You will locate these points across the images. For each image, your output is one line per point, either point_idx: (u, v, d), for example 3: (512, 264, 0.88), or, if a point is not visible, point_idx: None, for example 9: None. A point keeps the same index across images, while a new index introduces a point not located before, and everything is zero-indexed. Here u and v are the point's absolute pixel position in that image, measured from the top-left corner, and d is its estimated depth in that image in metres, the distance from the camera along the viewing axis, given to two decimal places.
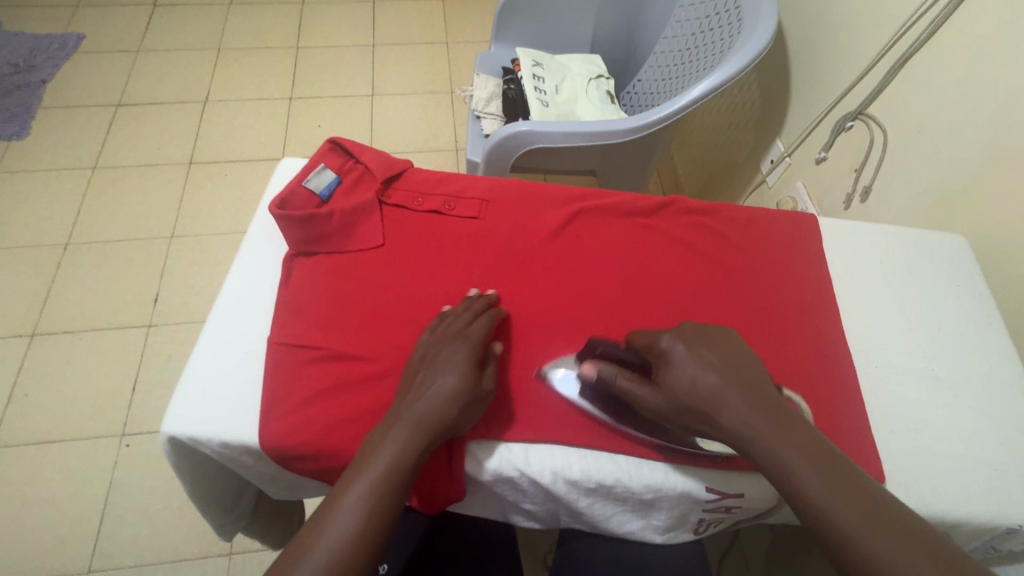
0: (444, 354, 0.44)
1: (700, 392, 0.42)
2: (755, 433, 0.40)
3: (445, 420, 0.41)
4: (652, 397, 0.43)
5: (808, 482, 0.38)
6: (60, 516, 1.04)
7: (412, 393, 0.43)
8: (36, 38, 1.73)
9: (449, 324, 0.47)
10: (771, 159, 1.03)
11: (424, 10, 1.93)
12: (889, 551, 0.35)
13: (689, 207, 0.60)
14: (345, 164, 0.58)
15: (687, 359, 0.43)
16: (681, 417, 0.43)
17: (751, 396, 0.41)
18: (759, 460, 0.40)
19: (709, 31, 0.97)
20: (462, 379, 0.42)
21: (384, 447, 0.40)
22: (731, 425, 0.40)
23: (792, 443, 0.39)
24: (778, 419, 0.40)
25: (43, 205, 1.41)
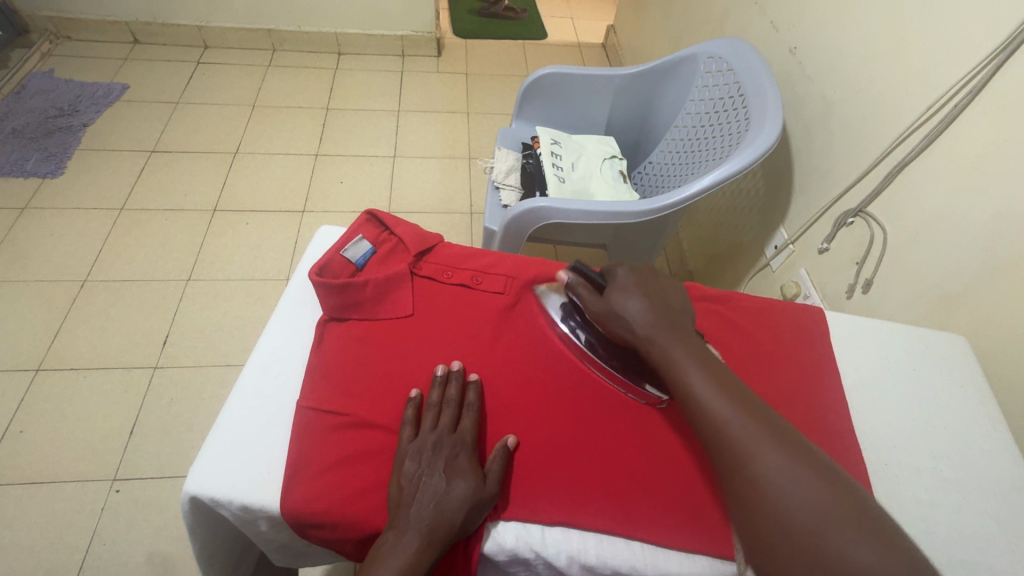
0: (442, 452, 0.46)
1: (627, 305, 0.52)
2: (659, 337, 0.50)
3: (453, 518, 0.42)
4: (594, 305, 0.53)
5: (687, 369, 0.47)
6: (36, 565, 1.00)
7: (413, 493, 0.43)
8: (84, 85, 1.84)
9: (436, 425, 0.47)
10: (775, 245, 1.08)
11: (449, 82, 2.07)
12: (743, 427, 0.44)
13: (701, 295, 0.64)
14: (380, 236, 0.61)
15: (628, 280, 0.54)
16: (609, 324, 0.52)
17: (666, 316, 0.51)
18: (656, 358, 0.49)
19: (717, 124, 1.05)
20: (469, 480, 0.44)
21: (400, 551, 0.40)
22: (644, 330, 0.50)
23: (687, 349, 0.49)
24: (682, 335, 0.50)
25: (67, 242, 1.46)
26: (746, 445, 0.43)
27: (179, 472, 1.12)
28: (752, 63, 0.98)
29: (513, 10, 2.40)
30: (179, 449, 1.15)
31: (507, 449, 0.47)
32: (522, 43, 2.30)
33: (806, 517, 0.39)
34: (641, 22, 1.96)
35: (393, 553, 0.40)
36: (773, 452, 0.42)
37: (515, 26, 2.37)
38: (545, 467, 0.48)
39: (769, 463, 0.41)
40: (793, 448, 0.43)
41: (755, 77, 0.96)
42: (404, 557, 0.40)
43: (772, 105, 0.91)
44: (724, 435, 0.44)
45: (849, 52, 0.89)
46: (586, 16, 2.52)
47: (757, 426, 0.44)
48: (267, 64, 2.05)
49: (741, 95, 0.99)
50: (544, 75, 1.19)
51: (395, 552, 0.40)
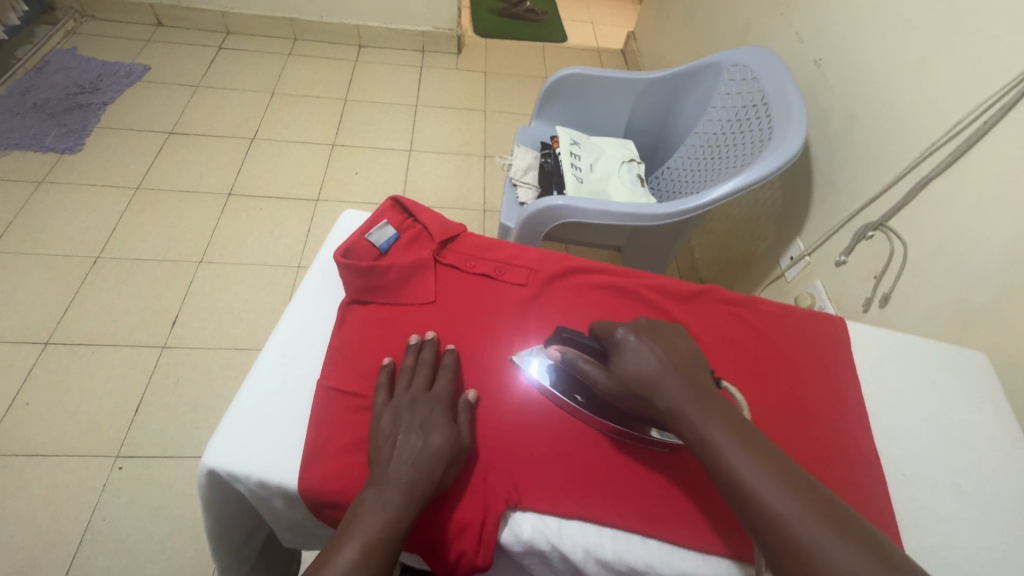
0: (418, 412, 0.45)
1: (642, 375, 0.46)
2: (686, 409, 0.44)
3: (431, 476, 0.42)
4: (603, 381, 0.47)
5: (724, 444, 0.42)
6: (36, 536, 1.01)
7: (392, 454, 0.43)
8: (106, 64, 1.85)
9: (411, 385, 0.48)
10: (791, 255, 1.08)
11: (467, 79, 2.07)
12: (786, 504, 0.39)
13: (724, 298, 0.63)
14: (404, 222, 0.61)
15: (637, 343, 0.47)
16: (626, 400, 0.46)
17: (687, 379, 0.45)
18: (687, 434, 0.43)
19: (739, 132, 1.04)
20: (446, 435, 0.44)
21: (378, 504, 0.40)
22: (667, 404, 0.44)
23: (718, 420, 0.43)
24: (707, 400, 0.44)
25: (82, 218, 1.46)
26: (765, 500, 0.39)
27: (183, 452, 1.12)
28: (778, 73, 0.98)
29: (533, 12, 2.40)
30: (183, 429, 1.15)
31: (469, 404, 0.48)
32: (541, 44, 2.30)
33: None
34: (662, 29, 1.96)
35: (372, 511, 0.40)
36: (802, 512, 0.38)
37: (535, 28, 2.38)
38: (561, 457, 0.48)
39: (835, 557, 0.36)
40: (816, 499, 0.39)
41: (781, 87, 0.96)
42: (383, 513, 0.40)
43: (797, 116, 0.91)
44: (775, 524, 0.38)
45: (874, 66, 0.89)
46: (606, 22, 2.53)
47: (767, 470, 0.41)
48: (288, 52, 2.06)
49: (765, 104, 0.99)
50: (566, 76, 1.20)
51: (374, 510, 0.40)
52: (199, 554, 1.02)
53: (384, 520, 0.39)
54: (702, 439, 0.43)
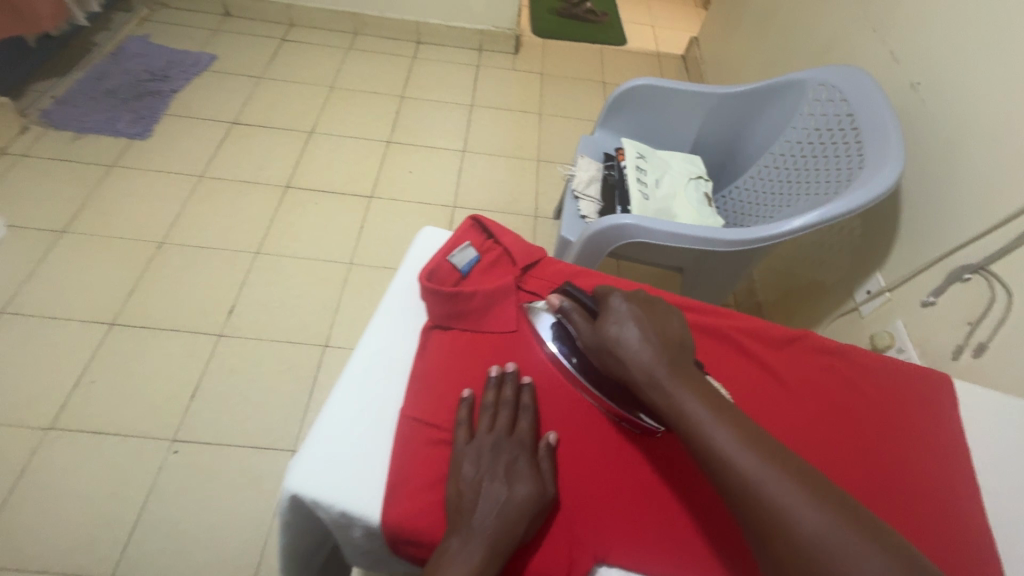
0: (504, 456, 0.44)
1: (622, 341, 0.46)
2: (662, 380, 0.44)
3: (516, 529, 0.41)
4: (587, 338, 0.49)
5: (698, 415, 0.42)
6: (95, 513, 1.04)
7: (476, 501, 0.42)
8: (175, 53, 1.90)
9: (495, 427, 0.46)
10: (868, 289, 1.02)
11: (523, 81, 2.05)
12: (759, 477, 0.39)
13: (819, 345, 0.60)
14: (485, 244, 0.60)
15: (622, 310, 0.48)
16: (604, 360, 0.48)
17: (668, 351, 0.46)
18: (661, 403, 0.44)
19: (822, 156, 0.99)
20: (531, 486, 0.43)
21: (462, 557, 0.39)
22: (643, 372, 0.45)
23: (694, 393, 0.44)
24: (684, 373, 0.45)
25: (149, 203, 1.51)
26: (736, 462, 0.40)
27: (233, 442, 1.15)
28: (872, 96, 0.92)
29: (593, 13, 2.36)
30: (235, 419, 1.18)
31: (551, 446, 0.46)
32: (600, 47, 2.26)
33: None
34: (730, 37, 1.89)
35: (457, 564, 0.38)
36: (773, 476, 0.39)
37: (594, 30, 2.33)
38: (647, 507, 0.46)
39: (804, 522, 0.37)
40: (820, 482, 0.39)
41: (875, 112, 0.90)
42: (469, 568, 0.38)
43: (894, 145, 0.85)
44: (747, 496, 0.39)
45: (983, 96, 0.82)
46: (667, 26, 2.46)
47: (761, 457, 0.40)
48: (347, 46, 2.08)
49: (855, 129, 0.93)
50: (636, 87, 1.16)
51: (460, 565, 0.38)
52: (245, 544, 1.04)
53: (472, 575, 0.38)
54: (674, 409, 0.43)
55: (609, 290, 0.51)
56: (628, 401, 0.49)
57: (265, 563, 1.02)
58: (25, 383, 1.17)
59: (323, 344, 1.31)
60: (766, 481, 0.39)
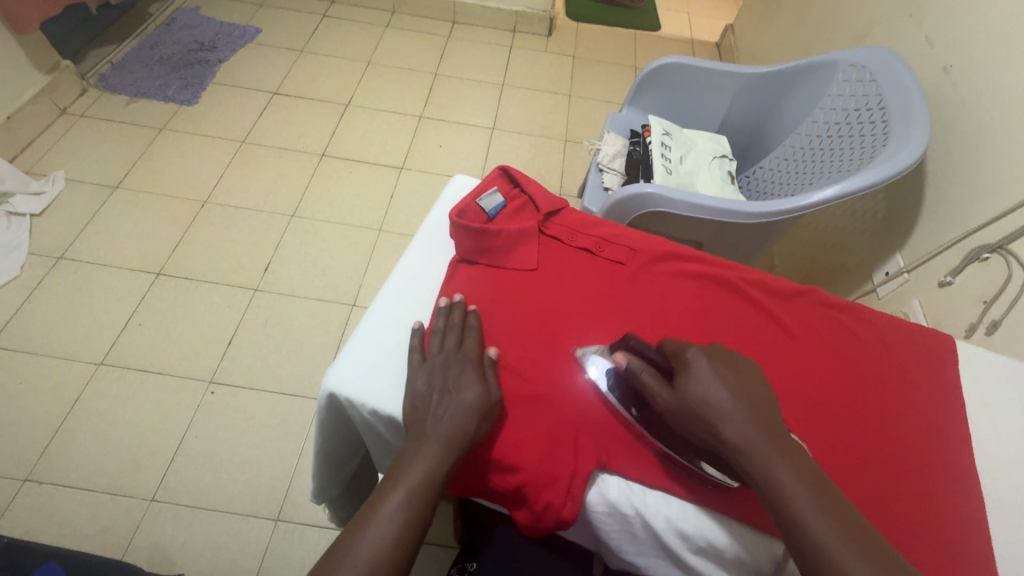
0: (451, 371, 0.49)
1: (711, 403, 0.45)
2: (755, 447, 0.43)
3: (467, 431, 0.45)
4: (665, 399, 0.46)
5: (791, 490, 0.41)
6: (139, 443, 1.13)
7: (431, 412, 0.47)
8: (223, 25, 1.99)
9: (444, 346, 0.51)
10: (886, 271, 1.03)
11: (555, 63, 2.07)
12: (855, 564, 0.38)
13: (825, 301, 0.63)
14: (511, 192, 0.64)
15: (705, 368, 0.47)
16: (684, 423, 0.46)
17: (758, 416, 0.44)
18: (752, 472, 0.43)
19: (847, 136, 1.00)
20: (477, 391, 0.47)
21: (422, 455, 0.44)
22: (734, 437, 0.44)
23: (788, 463, 0.42)
24: (775, 440, 0.43)
25: (194, 165, 1.60)
26: (784, 489, 0.41)
27: (265, 387, 1.22)
28: (902, 77, 0.92)
29: None
30: (268, 366, 1.25)
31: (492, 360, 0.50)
32: (634, 32, 2.26)
33: None
34: (767, 24, 1.88)
35: (417, 463, 0.44)
36: (866, 562, 0.38)
37: (629, 15, 2.34)
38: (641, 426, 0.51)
39: None
40: None
41: (903, 93, 0.91)
42: (426, 466, 0.44)
43: (919, 124, 0.85)
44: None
45: (1013, 77, 0.82)
46: (703, 13, 2.44)
47: (850, 535, 0.39)
48: (385, 24, 2.13)
49: (882, 109, 0.93)
50: (665, 64, 1.18)
51: (416, 464, 0.44)
52: (273, 480, 1.11)
53: (427, 473, 0.43)
54: (767, 479, 0.42)
55: (683, 346, 0.49)
56: (692, 454, 0.47)
57: (290, 498, 1.09)
58: (79, 322, 1.27)
59: (351, 303, 1.37)
60: (813, 518, 0.40)
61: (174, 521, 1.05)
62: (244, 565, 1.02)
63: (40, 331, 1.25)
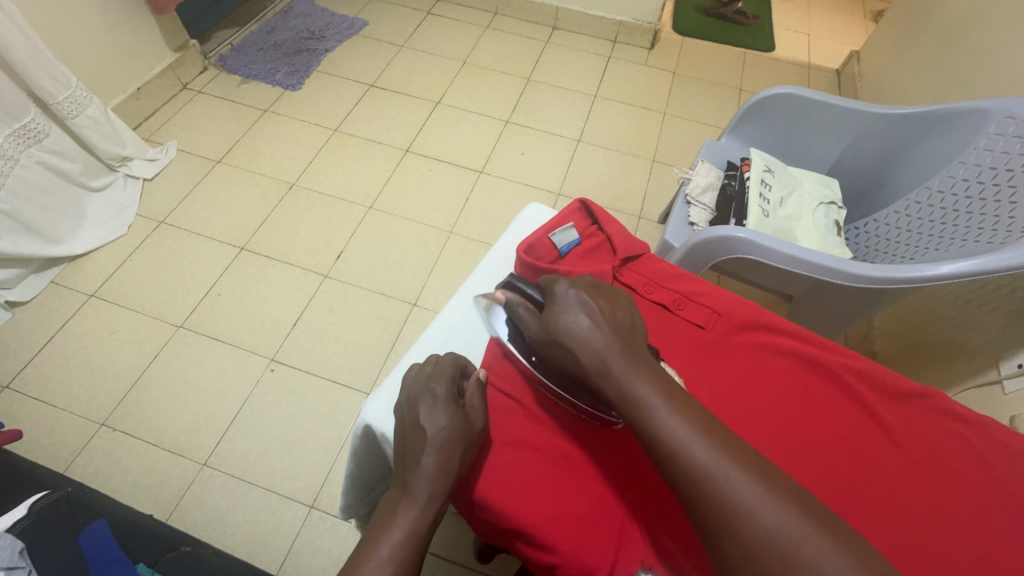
0: (421, 404, 0.48)
1: (572, 331, 0.45)
2: (613, 366, 0.43)
3: (450, 469, 0.45)
4: (536, 331, 0.48)
5: (652, 409, 0.41)
6: (202, 408, 1.20)
7: (410, 446, 0.47)
8: (334, 16, 2.08)
9: (425, 374, 0.51)
10: (1019, 362, 0.86)
11: (653, 78, 1.98)
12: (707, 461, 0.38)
13: (946, 409, 0.53)
14: (589, 229, 0.62)
15: (566, 295, 0.48)
16: (555, 353, 0.47)
17: (618, 337, 0.44)
18: (611, 393, 0.43)
19: (993, 203, 0.85)
20: (451, 417, 0.47)
21: (407, 506, 0.44)
22: (593, 361, 0.44)
23: (642, 381, 0.42)
24: (634, 360, 0.43)
25: (289, 148, 1.68)
26: (647, 411, 0.41)
27: (320, 373, 1.26)
28: None
29: (743, 15, 2.21)
30: (326, 353, 1.28)
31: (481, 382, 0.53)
32: (744, 52, 2.11)
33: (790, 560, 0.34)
34: (900, 55, 1.67)
35: (403, 511, 0.43)
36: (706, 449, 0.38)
37: (741, 33, 2.19)
38: (672, 512, 0.47)
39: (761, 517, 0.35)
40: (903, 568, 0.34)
41: None
42: (411, 517, 0.43)
43: None
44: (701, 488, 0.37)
45: None
46: (825, 36, 2.24)
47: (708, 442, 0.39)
48: (485, 25, 2.13)
49: None
50: (778, 95, 1.07)
51: (405, 514, 0.43)
52: (313, 467, 1.13)
53: (410, 525, 0.43)
54: (624, 397, 0.42)
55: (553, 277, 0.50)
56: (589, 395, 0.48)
57: (327, 488, 1.11)
58: (168, 285, 1.37)
59: (412, 303, 1.38)
60: (673, 431, 0.39)
61: (220, 488, 1.10)
62: (274, 546, 1.05)
63: (135, 287, 1.36)
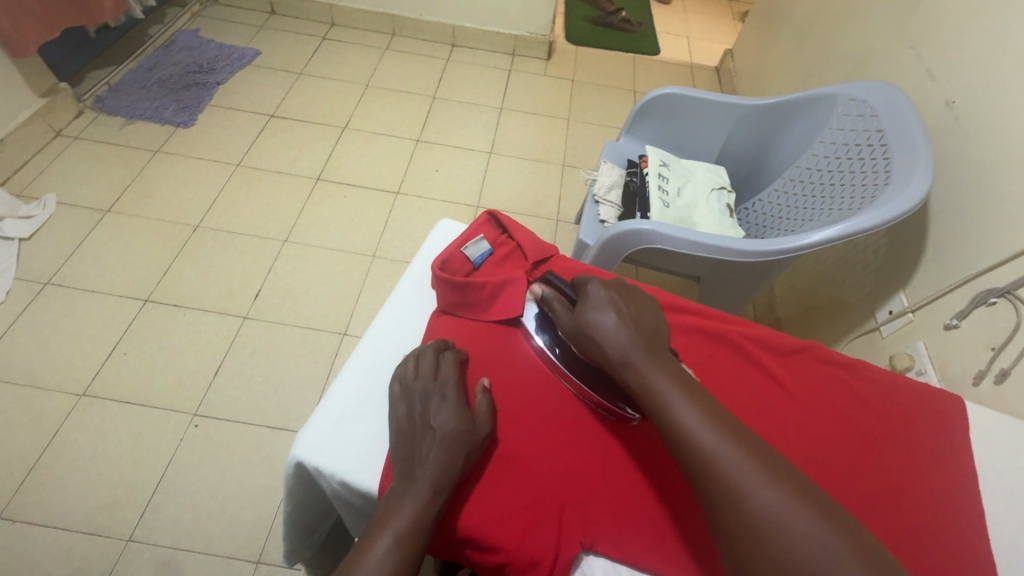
0: (432, 398, 0.50)
1: (595, 325, 0.50)
2: (634, 360, 0.48)
3: (455, 464, 0.46)
4: (567, 323, 0.53)
5: (666, 398, 0.45)
6: (120, 478, 1.10)
7: (417, 445, 0.48)
8: (222, 47, 1.99)
9: (419, 374, 0.52)
10: (890, 309, 0.98)
11: (554, 87, 2.07)
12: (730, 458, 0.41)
13: (826, 358, 0.61)
14: (498, 238, 0.65)
15: (600, 294, 0.53)
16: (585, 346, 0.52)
17: (641, 338, 0.49)
18: (631, 382, 0.47)
19: (848, 172, 0.97)
20: (460, 421, 0.48)
21: (407, 498, 0.44)
22: (616, 354, 0.49)
23: (663, 374, 0.46)
24: (655, 357, 0.48)
25: (189, 188, 1.59)
26: (658, 395, 0.45)
27: (251, 420, 1.19)
28: (902, 113, 0.90)
29: (628, 23, 2.37)
30: (255, 398, 1.22)
31: (485, 390, 0.52)
32: (633, 56, 2.26)
33: (787, 528, 0.37)
34: (765, 51, 1.87)
35: (404, 506, 0.44)
36: (736, 453, 0.41)
37: (629, 39, 2.34)
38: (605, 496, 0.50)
39: (763, 497, 0.39)
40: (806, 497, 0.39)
41: (905, 129, 0.88)
42: (414, 505, 0.44)
43: (921, 163, 0.82)
44: (710, 468, 0.41)
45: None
46: (702, 37, 2.45)
47: (722, 435, 0.42)
48: (384, 47, 2.14)
49: (883, 145, 0.91)
50: (661, 95, 1.16)
51: (402, 507, 0.44)
52: (256, 520, 1.07)
53: (416, 510, 0.43)
54: (643, 386, 0.46)
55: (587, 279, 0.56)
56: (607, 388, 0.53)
57: (273, 539, 1.05)
58: (63, 352, 1.24)
59: (342, 332, 1.35)
60: (675, 407, 0.44)
61: (152, 563, 1.01)
62: None
63: (23, 359, 1.22)
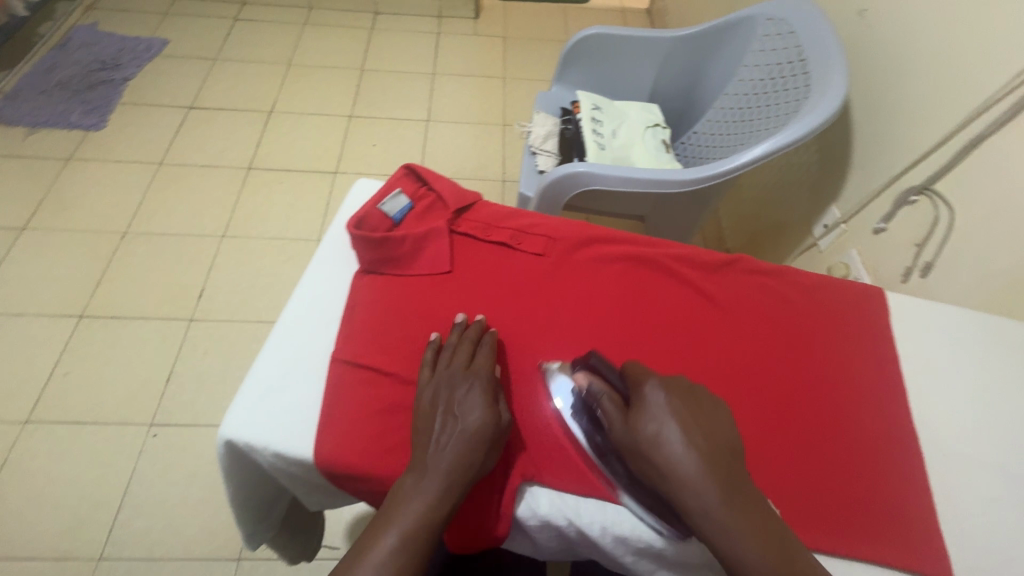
0: (459, 389, 0.49)
1: (664, 449, 0.43)
2: (700, 497, 0.41)
3: (471, 465, 0.45)
4: (618, 431, 0.46)
5: (741, 548, 0.40)
6: (82, 499, 1.06)
7: (437, 437, 0.47)
8: (125, 39, 1.85)
9: (453, 360, 0.51)
10: (825, 223, 1.01)
11: (486, 46, 2.01)
12: None
13: (753, 268, 0.62)
14: (417, 191, 0.65)
15: (660, 406, 0.45)
16: (634, 459, 0.45)
17: (716, 465, 0.42)
18: (708, 534, 0.41)
19: (772, 92, 0.99)
20: (485, 415, 0.47)
21: (417, 493, 0.44)
22: (686, 488, 0.42)
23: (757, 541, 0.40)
24: (752, 519, 0.41)
25: (111, 193, 1.49)
26: (735, 548, 0.40)
27: (213, 422, 1.16)
28: (817, 26, 0.91)
29: None
30: (213, 400, 1.18)
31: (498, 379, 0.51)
32: (563, 6, 2.21)
33: None
34: None
35: (415, 500, 0.44)
36: None
37: None
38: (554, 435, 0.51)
39: None
40: None
41: (819, 42, 0.89)
42: (426, 500, 0.44)
43: (836, 72, 0.84)
44: None
45: (926, 16, 0.79)
46: None
47: None
48: (302, 22, 2.02)
49: (801, 61, 0.92)
50: (585, 37, 1.14)
51: (416, 499, 0.44)
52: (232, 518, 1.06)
53: (425, 505, 0.43)
54: (721, 543, 0.40)
55: (644, 373, 0.48)
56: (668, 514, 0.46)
57: None
58: None
59: None
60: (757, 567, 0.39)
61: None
62: None
63: None
